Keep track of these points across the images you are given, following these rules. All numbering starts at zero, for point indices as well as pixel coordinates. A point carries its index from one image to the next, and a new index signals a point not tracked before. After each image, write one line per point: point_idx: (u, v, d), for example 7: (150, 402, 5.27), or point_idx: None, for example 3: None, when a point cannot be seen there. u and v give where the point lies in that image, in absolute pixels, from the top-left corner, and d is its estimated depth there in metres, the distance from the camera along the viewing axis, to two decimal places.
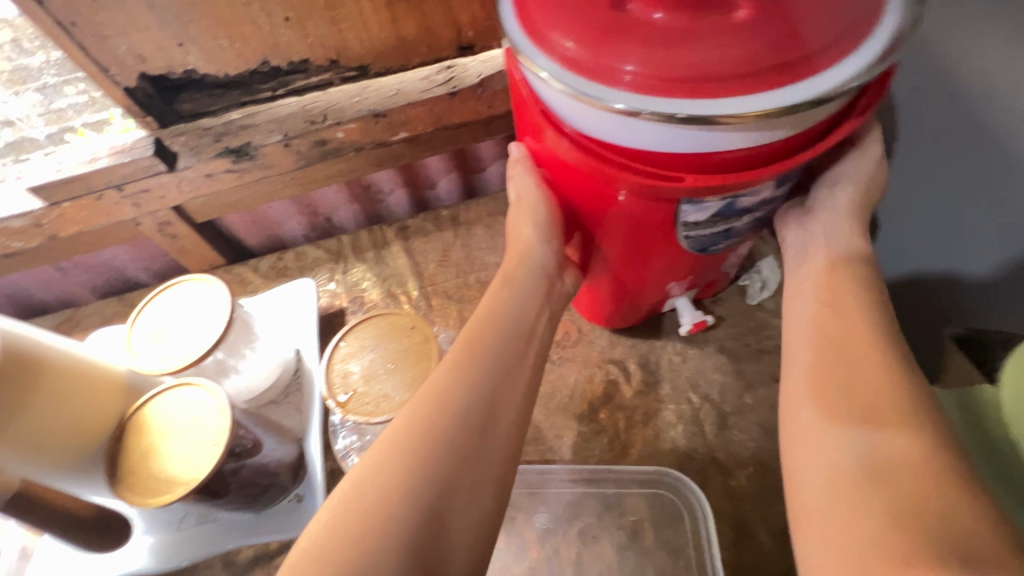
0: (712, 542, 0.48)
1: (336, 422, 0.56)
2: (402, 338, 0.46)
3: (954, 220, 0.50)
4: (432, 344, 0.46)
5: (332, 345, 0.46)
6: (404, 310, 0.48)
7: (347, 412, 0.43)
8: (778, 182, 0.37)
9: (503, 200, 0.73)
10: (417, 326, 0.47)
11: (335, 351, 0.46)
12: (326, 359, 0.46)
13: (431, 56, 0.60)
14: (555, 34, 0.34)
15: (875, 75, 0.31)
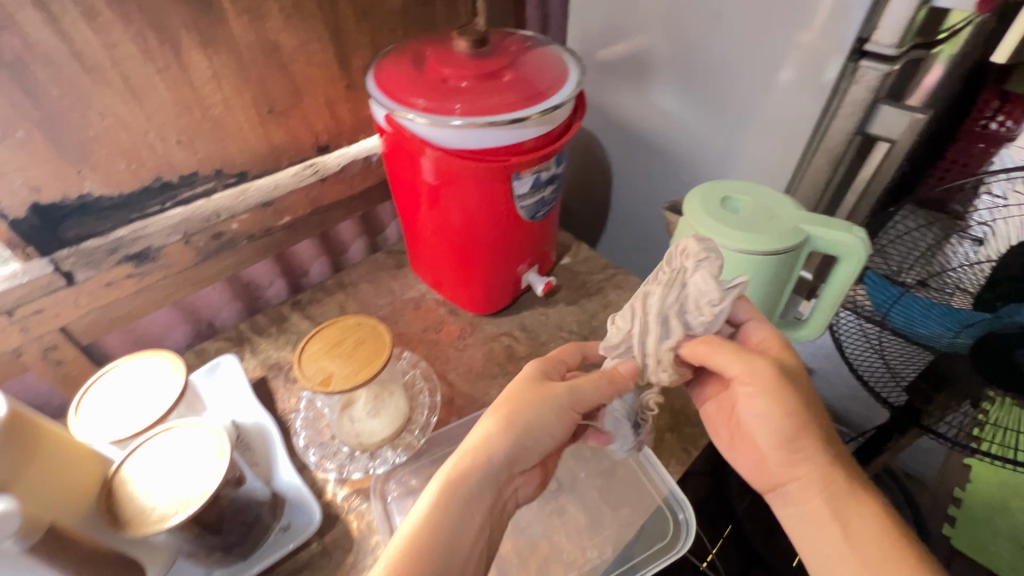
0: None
1: (302, 445, 0.63)
2: (352, 332, 0.59)
3: (672, 180, 0.92)
4: (378, 328, 0.59)
5: (296, 354, 0.56)
6: (348, 315, 0.61)
7: (333, 386, 0.53)
8: (556, 160, 0.65)
9: (375, 260, 0.91)
10: (362, 321, 0.60)
11: (303, 352, 0.56)
12: (298, 360, 0.56)
13: (297, 157, 0.78)
14: (412, 99, 0.58)
15: (576, 91, 0.61)
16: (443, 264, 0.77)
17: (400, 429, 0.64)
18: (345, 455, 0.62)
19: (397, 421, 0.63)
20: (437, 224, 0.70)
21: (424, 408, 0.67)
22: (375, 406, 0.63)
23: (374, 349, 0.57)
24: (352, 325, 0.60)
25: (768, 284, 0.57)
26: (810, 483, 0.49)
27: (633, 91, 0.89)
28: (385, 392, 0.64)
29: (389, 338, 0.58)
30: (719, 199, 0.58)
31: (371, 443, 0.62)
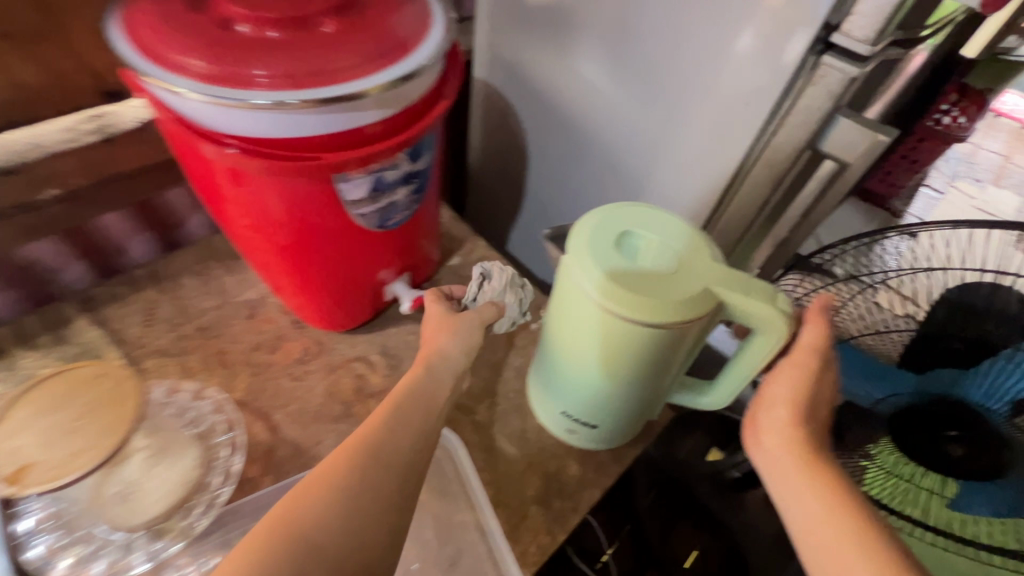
0: (466, 466, 0.53)
1: (25, 530, 0.46)
2: (88, 389, 0.42)
3: (585, 172, 0.74)
4: (125, 385, 0.42)
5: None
6: (92, 358, 0.44)
7: (27, 485, 0.37)
8: (410, 155, 0.47)
9: (210, 244, 0.71)
10: (106, 372, 0.43)
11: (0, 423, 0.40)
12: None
13: (67, 104, 0.55)
14: (179, 57, 0.38)
15: (434, 58, 0.43)
16: (275, 271, 0.58)
17: (177, 505, 0.47)
18: (91, 545, 0.46)
19: (177, 493, 0.47)
20: (252, 225, 0.51)
21: (218, 473, 0.50)
22: (148, 472, 0.47)
23: (110, 421, 0.40)
24: (90, 377, 0.43)
25: (664, 352, 0.44)
26: (821, 521, 0.37)
27: (545, 53, 0.69)
28: (168, 450, 0.49)
29: (137, 402, 0.41)
30: (614, 236, 0.43)
31: (128, 527, 0.46)
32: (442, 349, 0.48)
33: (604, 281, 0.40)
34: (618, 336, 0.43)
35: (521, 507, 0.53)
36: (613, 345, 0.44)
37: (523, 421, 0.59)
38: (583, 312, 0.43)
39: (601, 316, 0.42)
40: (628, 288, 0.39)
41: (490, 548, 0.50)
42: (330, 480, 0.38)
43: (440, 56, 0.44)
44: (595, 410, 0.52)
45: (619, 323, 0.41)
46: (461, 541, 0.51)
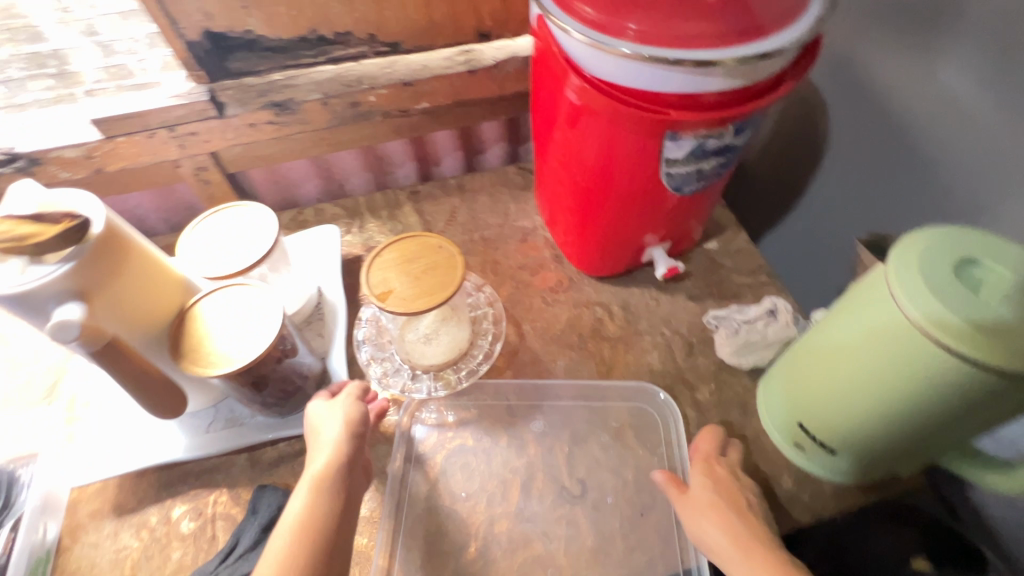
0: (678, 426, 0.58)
1: (359, 337, 0.64)
2: (431, 253, 0.55)
3: (885, 192, 0.65)
4: (454, 257, 0.55)
5: (370, 256, 0.55)
6: (433, 233, 0.57)
7: (388, 302, 0.51)
8: (736, 129, 0.48)
9: (504, 173, 0.83)
10: (445, 245, 0.56)
11: (377, 258, 0.55)
12: (369, 264, 0.54)
13: (453, 39, 0.70)
14: (579, 6, 0.46)
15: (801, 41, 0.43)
16: (561, 207, 0.67)
17: (450, 361, 0.61)
18: (392, 364, 0.62)
19: (452, 352, 0.61)
20: (567, 163, 0.59)
21: (480, 351, 0.63)
22: (436, 329, 0.62)
23: (440, 281, 0.52)
24: (434, 246, 0.56)
25: (970, 405, 0.39)
26: None
27: (902, 53, 0.62)
28: (453, 318, 0.62)
29: (461, 273, 0.53)
30: (953, 262, 0.38)
31: (418, 364, 0.61)
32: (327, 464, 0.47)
33: (927, 299, 0.37)
34: (920, 368, 0.39)
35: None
36: (906, 377, 0.40)
37: (743, 417, 0.58)
38: (885, 330, 0.40)
39: (911, 339, 0.38)
40: (957, 315, 0.36)
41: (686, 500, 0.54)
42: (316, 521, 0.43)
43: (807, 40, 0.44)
44: (841, 437, 0.49)
45: (929, 351, 0.37)
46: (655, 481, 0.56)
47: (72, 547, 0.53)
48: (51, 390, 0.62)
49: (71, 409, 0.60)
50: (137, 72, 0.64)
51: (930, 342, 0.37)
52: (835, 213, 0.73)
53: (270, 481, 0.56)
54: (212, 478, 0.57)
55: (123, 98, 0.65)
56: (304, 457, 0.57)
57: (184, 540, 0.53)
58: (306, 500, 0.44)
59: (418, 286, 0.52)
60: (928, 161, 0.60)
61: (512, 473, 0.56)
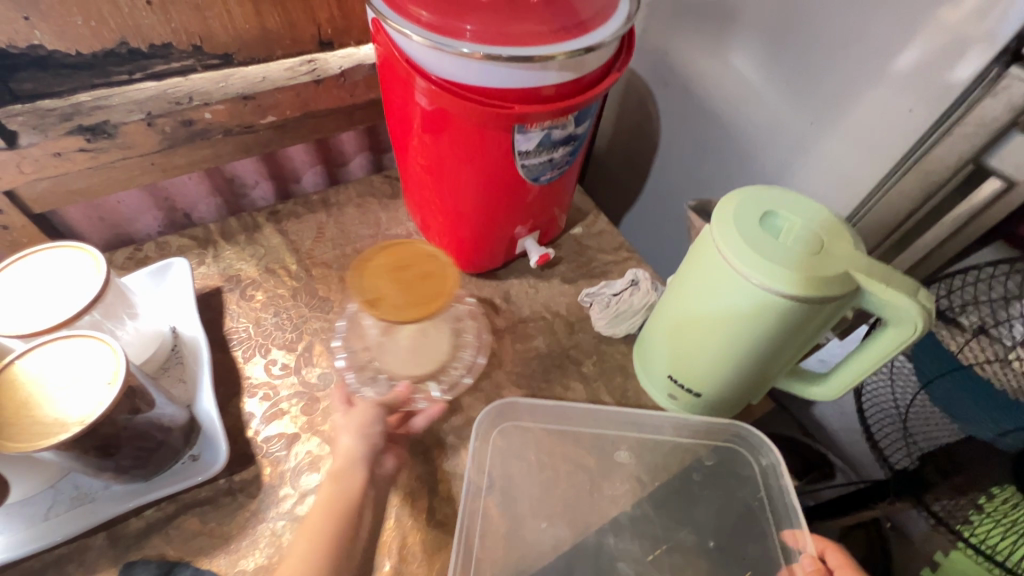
0: (786, 484, 0.55)
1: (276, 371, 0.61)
2: (429, 262, 0.60)
3: (710, 166, 0.76)
4: (444, 269, 0.60)
5: (358, 262, 0.59)
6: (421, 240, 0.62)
7: (377, 312, 0.56)
8: (577, 118, 0.52)
9: (370, 183, 0.81)
10: (443, 256, 0.61)
11: (367, 264, 0.59)
12: (360, 270, 0.58)
13: (293, 49, 0.67)
14: (413, 8, 0.47)
15: (618, 35, 0.48)
16: (431, 210, 0.68)
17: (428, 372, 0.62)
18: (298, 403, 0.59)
19: (436, 363, 0.63)
20: (428, 164, 0.60)
21: (456, 360, 0.64)
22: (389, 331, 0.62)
23: (429, 292, 0.57)
24: (425, 256, 0.61)
25: (789, 332, 0.47)
26: None
27: (701, 45, 0.71)
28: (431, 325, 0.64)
29: (453, 283, 0.58)
30: (758, 214, 0.46)
31: (400, 372, 0.62)
32: (360, 454, 0.49)
33: (738, 246, 0.44)
34: (748, 307, 0.46)
35: (623, 448, 0.59)
36: (740, 317, 0.47)
37: (625, 381, 0.64)
38: (718, 280, 0.47)
39: (735, 282, 0.45)
40: (760, 256, 0.43)
41: (777, 543, 0.54)
42: (327, 519, 0.45)
43: (622, 34, 0.49)
44: (703, 380, 0.55)
45: (747, 292, 0.45)
46: (749, 523, 0.56)
47: None
48: None
49: None
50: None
51: (746, 284, 0.44)
52: (675, 188, 0.83)
53: (140, 556, 0.49)
54: (61, 569, 0.48)
55: None
56: (179, 517, 0.51)
57: None
58: (328, 492, 0.47)
59: (414, 296, 0.57)
60: (737, 137, 0.71)
61: (418, 481, 0.55)
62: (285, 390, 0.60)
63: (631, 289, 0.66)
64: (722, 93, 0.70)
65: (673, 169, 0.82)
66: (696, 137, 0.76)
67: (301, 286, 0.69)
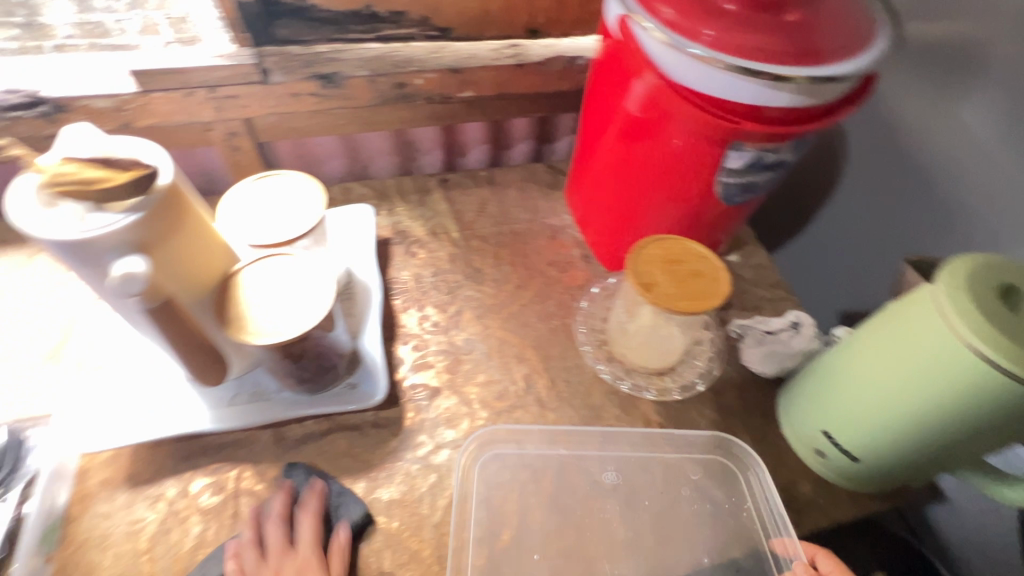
0: (770, 490, 0.54)
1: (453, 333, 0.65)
2: (694, 261, 0.54)
3: (895, 223, 0.69)
4: (718, 272, 0.53)
5: (636, 249, 0.55)
6: (691, 242, 0.57)
7: (654, 296, 0.51)
8: (792, 145, 0.50)
9: (534, 170, 0.84)
10: (708, 257, 0.55)
11: (642, 251, 0.55)
12: (634, 254, 0.54)
13: (503, 32, 0.70)
14: (658, 5, 0.48)
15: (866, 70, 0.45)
16: (599, 207, 0.68)
17: (667, 369, 0.62)
18: (442, 362, 0.63)
19: (663, 364, 0.62)
20: (618, 159, 0.60)
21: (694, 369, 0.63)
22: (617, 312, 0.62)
23: (696, 289, 0.52)
24: (695, 255, 0.55)
25: (999, 417, 0.42)
26: None
27: (931, 93, 0.65)
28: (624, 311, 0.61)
29: (727, 288, 0.52)
30: (990, 284, 0.42)
31: (628, 363, 0.63)
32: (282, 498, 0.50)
33: (962, 309, 0.41)
34: (963, 381, 0.42)
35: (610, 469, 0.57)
36: (942, 386, 0.43)
37: (765, 425, 0.61)
38: (924, 340, 0.44)
39: (944, 347, 0.42)
40: (986, 326, 0.40)
41: (766, 551, 0.53)
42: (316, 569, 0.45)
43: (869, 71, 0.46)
44: (866, 444, 0.51)
45: (956, 360, 0.41)
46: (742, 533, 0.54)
47: (81, 518, 0.50)
48: (61, 352, 0.59)
49: (85, 371, 0.57)
50: (116, 32, 0.61)
51: (958, 351, 0.41)
52: (841, 240, 0.77)
53: (296, 459, 0.55)
54: (234, 452, 0.55)
55: (169, 53, 0.62)
56: (332, 434, 0.56)
57: (205, 515, 0.51)
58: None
59: (683, 289, 0.52)
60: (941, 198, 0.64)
61: (543, 463, 0.57)
62: (433, 345, 0.64)
63: (790, 332, 0.62)
64: (939, 147, 0.64)
65: (844, 220, 0.75)
66: (884, 190, 0.70)
67: (459, 253, 0.73)
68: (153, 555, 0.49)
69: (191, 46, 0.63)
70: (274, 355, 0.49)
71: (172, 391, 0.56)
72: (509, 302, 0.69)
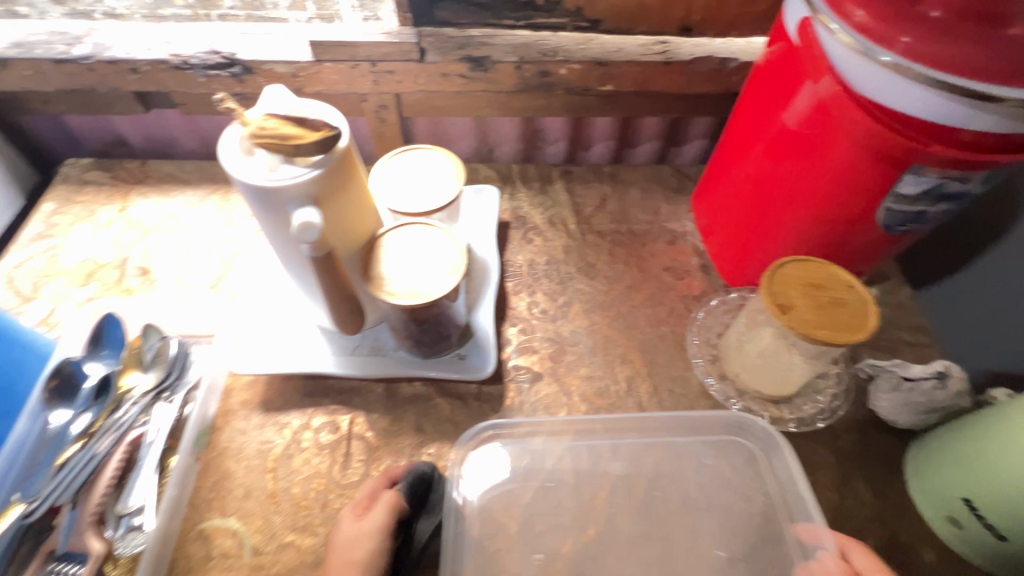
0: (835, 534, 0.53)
1: (560, 322, 0.66)
2: (838, 288, 0.51)
3: None
4: (867, 305, 0.49)
5: (775, 265, 0.52)
6: (836, 267, 0.53)
7: (789, 319, 0.48)
8: (985, 176, 0.45)
9: (659, 172, 0.82)
10: (856, 286, 0.50)
11: (780, 270, 0.52)
12: (772, 272, 0.51)
13: (656, 28, 0.69)
14: (851, 8, 0.44)
15: None
16: (731, 218, 0.65)
17: (783, 397, 0.59)
18: (547, 350, 0.64)
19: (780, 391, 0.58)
20: (768, 168, 0.57)
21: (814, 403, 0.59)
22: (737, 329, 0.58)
23: (840, 319, 0.48)
24: (840, 283, 0.51)
25: None
26: None
27: None
28: (746, 329, 0.58)
29: (876, 322, 0.48)
30: None
31: (739, 384, 0.60)
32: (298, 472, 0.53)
33: None
34: None
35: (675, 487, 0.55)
36: None
37: (888, 477, 0.56)
38: None
39: None
40: None
41: None
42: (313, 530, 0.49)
43: None
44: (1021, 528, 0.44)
45: None
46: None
47: (223, 428, 0.57)
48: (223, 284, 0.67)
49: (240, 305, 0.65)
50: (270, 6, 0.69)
51: None
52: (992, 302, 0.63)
53: (402, 414, 0.59)
54: (351, 398, 0.59)
55: (342, 27, 0.68)
56: (437, 398, 0.60)
57: (322, 450, 0.56)
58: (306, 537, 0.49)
59: (824, 317, 0.48)
60: None
61: (636, 468, 0.56)
62: (540, 332, 0.65)
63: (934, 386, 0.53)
64: None
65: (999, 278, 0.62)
66: None
67: (574, 245, 0.73)
68: (275, 474, 0.54)
69: (329, 22, 0.69)
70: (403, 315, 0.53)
71: (306, 333, 0.62)
72: (619, 301, 0.68)
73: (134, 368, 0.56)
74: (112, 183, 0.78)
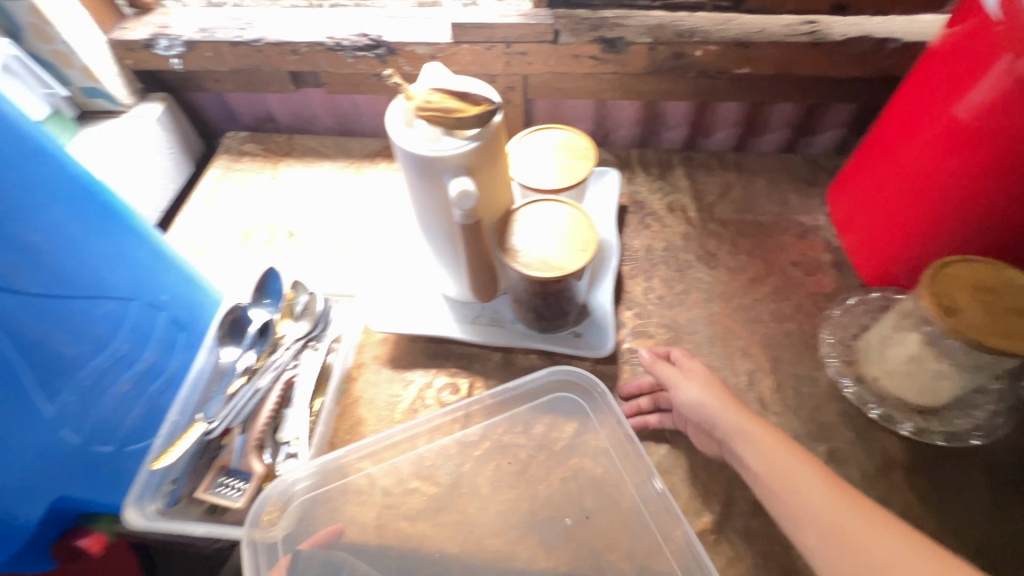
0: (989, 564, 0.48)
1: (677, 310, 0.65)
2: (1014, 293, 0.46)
3: None
4: None
5: (939, 263, 0.48)
6: (1013, 270, 0.47)
7: (955, 322, 0.44)
8: None
9: (789, 162, 0.77)
10: None
11: (943, 269, 0.47)
12: (934, 271, 0.47)
13: (806, 6, 0.65)
14: None
15: None
16: (878, 212, 0.60)
17: (931, 409, 0.54)
18: (664, 337, 0.63)
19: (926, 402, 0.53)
20: (935, 159, 0.51)
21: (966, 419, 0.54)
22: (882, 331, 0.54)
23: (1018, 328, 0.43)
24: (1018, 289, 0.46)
25: None
26: None
27: None
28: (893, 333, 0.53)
29: None
30: None
31: (879, 390, 0.56)
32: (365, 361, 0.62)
33: None
34: None
35: None
36: None
37: None
38: None
39: None
40: None
41: None
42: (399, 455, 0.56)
43: None
44: None
45: None
46: None
47: (358, 379, 0.63)
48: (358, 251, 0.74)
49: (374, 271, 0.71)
50: None
51: None
52: None
53: None
54: (471, 364, 0.63)
55: (481, 11, 0.71)
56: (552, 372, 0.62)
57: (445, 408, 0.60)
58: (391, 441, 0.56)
59: (998, 323, 0.44)
60: None
61: None
62: (656, 318, 0.64)
63: None
64: None
65: None
66: None
67: (695, 233, 0.71)
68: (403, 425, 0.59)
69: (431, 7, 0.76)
70: (532, 288, 0.55)
71: (431, 300, 0.66)
72: (741, 293, 0.66)
73: (288, 318, 0.62)
74: (265, 154, 0.87)
